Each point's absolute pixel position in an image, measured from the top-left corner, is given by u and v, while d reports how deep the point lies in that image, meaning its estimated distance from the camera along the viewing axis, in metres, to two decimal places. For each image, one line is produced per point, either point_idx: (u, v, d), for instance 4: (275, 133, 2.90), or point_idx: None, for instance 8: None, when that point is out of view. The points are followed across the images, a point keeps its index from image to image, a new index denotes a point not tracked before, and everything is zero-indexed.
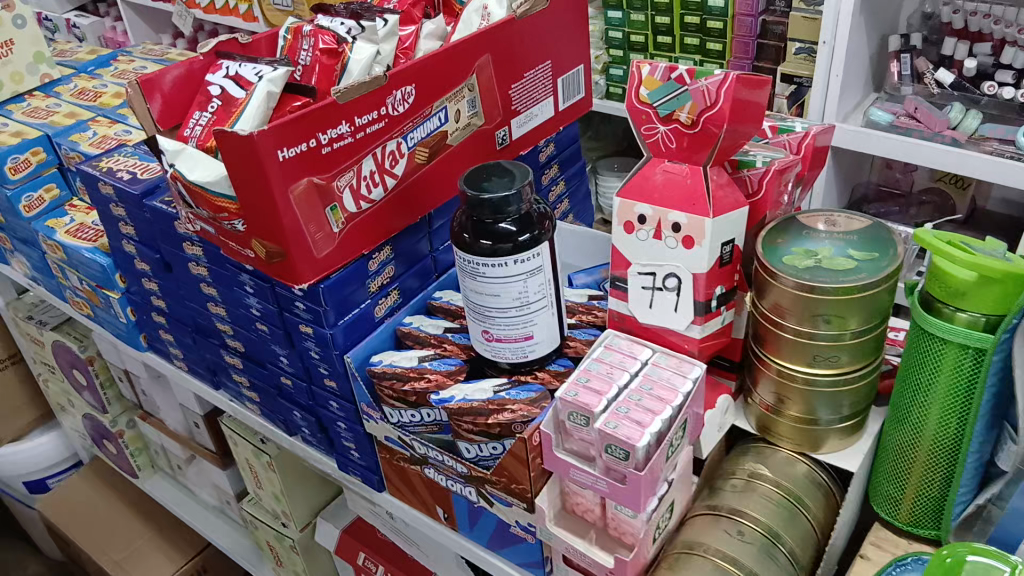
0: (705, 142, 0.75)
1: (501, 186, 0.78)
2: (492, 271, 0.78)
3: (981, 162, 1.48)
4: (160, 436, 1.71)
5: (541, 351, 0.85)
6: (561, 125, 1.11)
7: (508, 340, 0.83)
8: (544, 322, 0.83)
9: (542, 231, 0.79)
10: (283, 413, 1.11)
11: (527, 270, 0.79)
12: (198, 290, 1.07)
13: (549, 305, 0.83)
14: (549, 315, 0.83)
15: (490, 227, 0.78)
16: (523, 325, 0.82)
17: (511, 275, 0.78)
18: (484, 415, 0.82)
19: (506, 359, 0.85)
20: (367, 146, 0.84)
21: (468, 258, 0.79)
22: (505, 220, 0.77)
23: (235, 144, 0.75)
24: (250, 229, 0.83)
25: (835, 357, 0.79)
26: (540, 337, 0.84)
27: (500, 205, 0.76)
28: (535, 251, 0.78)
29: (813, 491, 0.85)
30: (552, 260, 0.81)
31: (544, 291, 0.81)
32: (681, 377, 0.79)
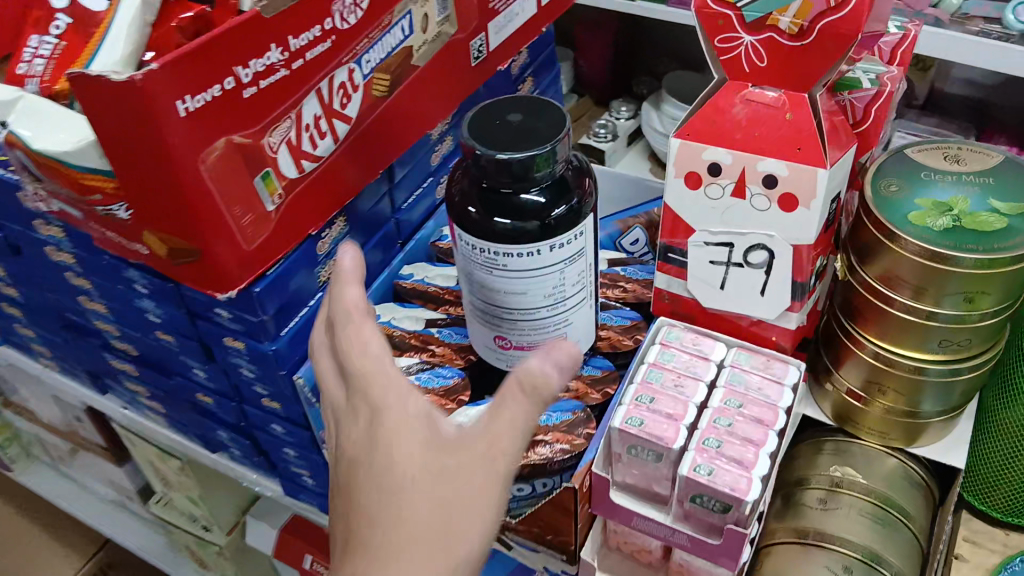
0: (816, 62, 0.53)
1: (527, 139, 0.52)
2: (516, 262, 0.54)
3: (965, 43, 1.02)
4: (33, 426, 1.40)
5: (573, 355, 0.62)
6: (542, 25, 0.85)
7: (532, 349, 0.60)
8: (580, 318, 0.60)
9: (582, 199, 0.55)
10: (200, 430, 0.84)
11: (563, 257, 0.55)
12: (64, 280, 0.78)
13: (588, 297, 0.60)
14: (586, 308, 0.60)
15: (508, 200, 0.53)
16: (555, 329, 0.59)
17: (540, 266, 0.55)
18: None
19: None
20: (310, 80, 0.56)
21: (473, 242, 0.55)
22: (531, 188, 0.53)
23: (104, 94, 0.47)
24: (142, 216, 0.55)
25: (960, 342, 0.61)
26: (575, 340, 0.61)
27: (525, 169, 0.51)
28: (575, 228, 0.54)
29: (909, 492, 0.69)
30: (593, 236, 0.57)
31: (583, 281, 0.58)
32: (774, 385, 0.58)
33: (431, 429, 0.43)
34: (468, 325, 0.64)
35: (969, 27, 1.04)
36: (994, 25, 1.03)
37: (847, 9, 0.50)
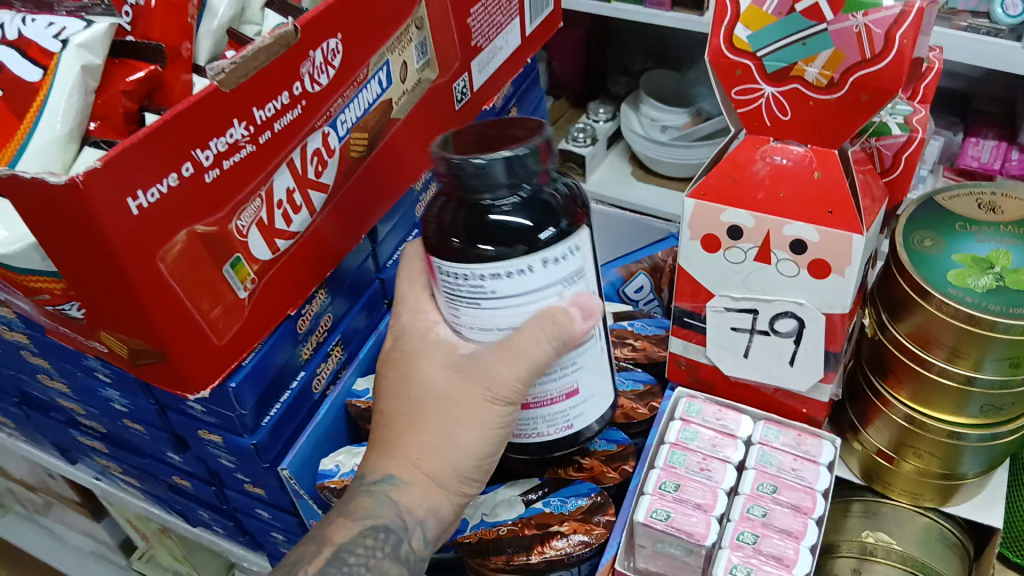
0: (850, 115, 0.47)
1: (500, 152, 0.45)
2: (505, 286, 0.45)
3: (954, 40, 0.95)
4: (5, 481, 1.32)
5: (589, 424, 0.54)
6: (527, 56, 0.79)
7: (539, 407, 0.52)
8: (591, 364, 0.52)
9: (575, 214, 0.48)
10: (180, 508, 0.78)
11: (560, 276, 0.46)
12: (21, 358, 0.71)
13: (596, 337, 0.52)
14: (597, 351, 0.52)
15: (485, 212, 0.46)
16: (563, 376, 0.51)
17: (535, 288, 0.46)
18: (524, 548, 0.54)
19: (536, 441, 0.54)
20: (280, 151, 0.50)
21: (452, 271, 0.46)
22: (513, 205, 0.45)
23: (40, 193, 0.40)
24: (95, 316, 0.48)
25: (1001, 405, 0.56)
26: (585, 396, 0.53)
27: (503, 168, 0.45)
28: (570, 240, 0.46)
29: (944, 556, 0.63)
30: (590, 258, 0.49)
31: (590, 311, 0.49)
32: (810, 464, 0.53)
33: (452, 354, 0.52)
34: None
35: (956, 22, 0.97)
36: (983, 20, 0.96)
37: (888, 58, 0.44)
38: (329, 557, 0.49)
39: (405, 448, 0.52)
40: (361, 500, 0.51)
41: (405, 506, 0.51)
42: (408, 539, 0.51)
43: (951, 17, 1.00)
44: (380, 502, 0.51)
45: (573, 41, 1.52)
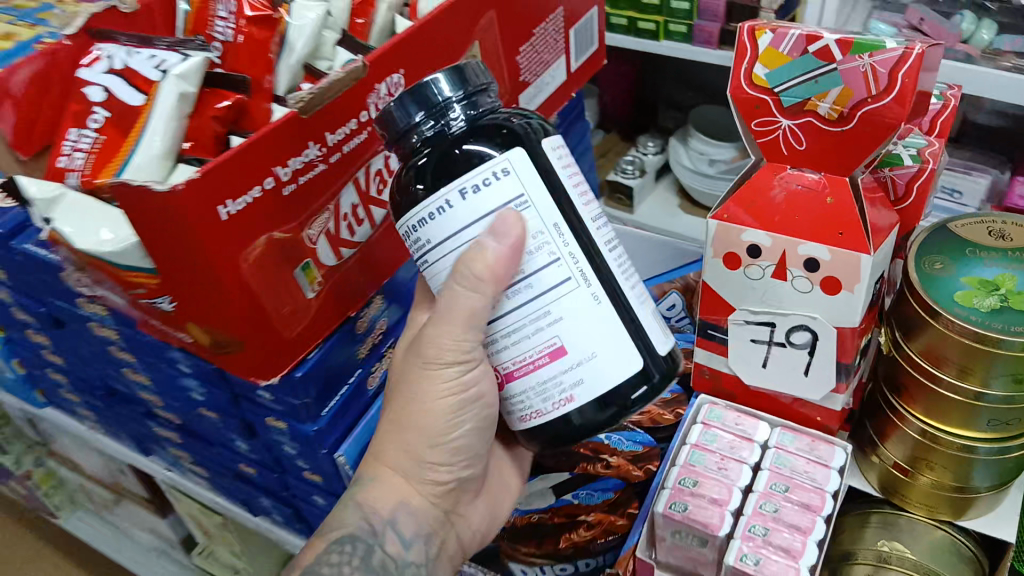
0: (861, 146, 0.52)
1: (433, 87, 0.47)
2: (435, 229, 0.48)
3: (997, 81, 0.98)
4: (78, 476, 1.41)
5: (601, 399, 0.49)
6: (571, 90, 0.86)
7: (527, 376, 0.50)
8: (574, 318, 0.48)
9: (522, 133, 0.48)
10: (244, 496, 0.85)
11: (488, 203, 0.47)
12: (108, 354, 0.79)
13: (579, 284, 0.48)
14: (576, 302, 0.48)
15: (433, 142, 0.48)
16: (536, 334, 0.49)
17: (460, 221, 0.47)
18: (549, 532, 0.68)
19: (551, 422, 0.51)
20: (347, 170, 0.57)
21: (401, 224, 0.50)
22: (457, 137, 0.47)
23: (148, 201, 0.47)
24: (184, 309, 0.55)
25: (1009, 420, 0.59)
26: (581, 357, 0.49)
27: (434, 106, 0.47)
28: (490, 162, 0.46)
29: (959, 568, 0.66)
30: (547, 191, 0.48)
31: (548, 249, 0.48)
32: (821, 468, 0.57)
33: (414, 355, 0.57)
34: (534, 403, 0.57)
35: (1000, 63, 0.99)
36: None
37: (891, 96, 0.49)
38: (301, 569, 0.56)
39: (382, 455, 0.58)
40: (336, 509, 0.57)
41: (367, 509, 0.56)
42: (379, 546, 0.56)
43: (996, 57, 1.02)
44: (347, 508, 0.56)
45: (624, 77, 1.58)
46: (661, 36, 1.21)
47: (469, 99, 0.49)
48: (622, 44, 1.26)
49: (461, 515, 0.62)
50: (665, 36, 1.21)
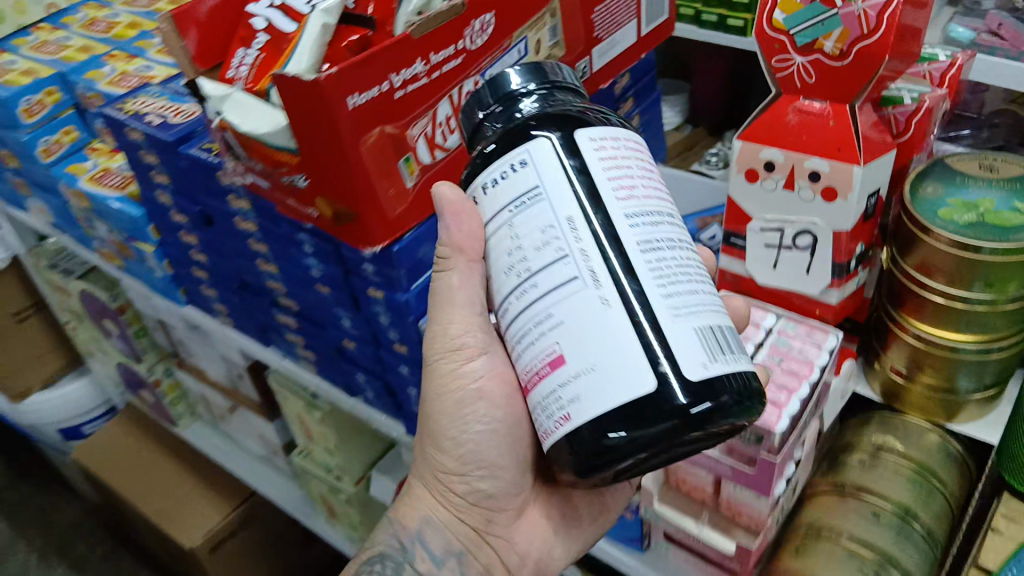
0: (857, 78, 0.63)
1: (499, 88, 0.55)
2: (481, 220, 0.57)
3: None
4: (200, 384, 1.63)
5: (593, 415, 0.49)
6: (642, 51, 0.99)
7: (539, 387, 0.52)
8: (573, 326, 0.50)
9: (572, 123, 0.54)
10: (344, 375, 1.03)
11: (506, 195, 0.54)
12: (245, 246, 0.98)
13: (586, 286, 0.51)
14: (578, 306, 0.50)
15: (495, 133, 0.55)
16: (541, 338, 0.52)
17: (491, 209, 0.55)
18: None
19: (561, 443, 0.51)
20: (445, 88, 0.72)
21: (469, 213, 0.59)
22: (518, 126, 0.54)
23: (297, 90, 0.64)
24: (314, 186, 0.72)
25: (987, 323, 0.69)
26: (579, 367, 0.50)
27: (504, 95, 0.55)
28: (515, 154, 0.53)
29: (946, 463, 0.77)
30: (569, 191, 0.52)
31: (559, 246, 0.52)
32: (813, 348, 0.69)
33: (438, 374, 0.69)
34: None
35: None
36: None
37: (878, 34, 0.61)
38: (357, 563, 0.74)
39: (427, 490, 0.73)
40: (383, 530, 0.75)
41: (402, 528, 0.74)
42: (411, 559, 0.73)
43: None
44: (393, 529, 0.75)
45: (714, 73, 1.68)
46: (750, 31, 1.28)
47: (542, 94, 0.55)
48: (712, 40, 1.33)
49: (498, 536, 0.74)
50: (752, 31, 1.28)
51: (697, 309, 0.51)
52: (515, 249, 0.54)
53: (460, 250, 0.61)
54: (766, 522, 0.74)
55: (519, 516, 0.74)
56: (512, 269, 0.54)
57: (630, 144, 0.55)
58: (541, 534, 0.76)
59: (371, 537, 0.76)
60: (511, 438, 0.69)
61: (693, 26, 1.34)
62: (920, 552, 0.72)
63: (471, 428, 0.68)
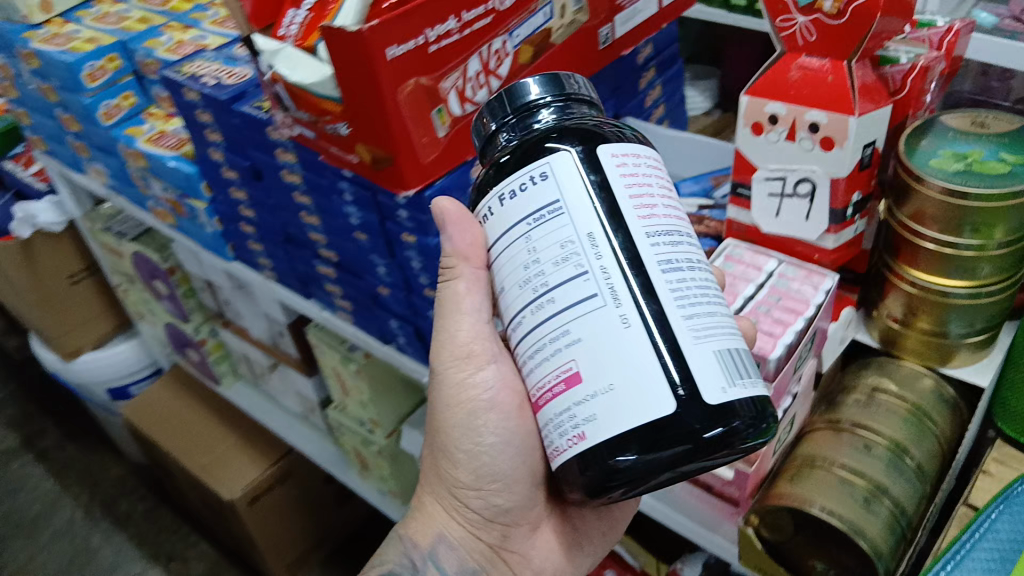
0: (853, 32, 0.68)
1: (513, 101, 0.59)
2: (491, 229, 0.59)
3: None
4: (242, 343, 1.73)
5: (608, 436, 0.52)
6: (664, 21, 1.04)
7: (552, 404, 0.55)
8: (591, 344, 0.53)
9: (593, 139, 0.57)
10: (379, 323, 1.11)
11: (524, 209, 0.56)
12: (291, 199, 1.05)
13: (607, 304, 0.53)
14: (597, 324, 0.53)
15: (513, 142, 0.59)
16: (557, 354, 0.55)
17: (504, 220, 0.58)
18: None
19: (572, 461, 0.54)
20: (475, 44, 0.78)
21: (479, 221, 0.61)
22: (535, 136, 0.58)
23: (342, 42, 0.71)
24: (355, 133, 0.79)
25: (975, 268, 0.74)
26: (597, 386, 0.53)
27: (522, 106, 0.59)
28: (533, 167, 0.56)
29: (939, 405, 0.82)
30: (587, 209, 0.55)
31: (578, 263, 0.54)
32: (809, 289, 0.76)
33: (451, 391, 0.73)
34: None
35: None
36: None
37: None
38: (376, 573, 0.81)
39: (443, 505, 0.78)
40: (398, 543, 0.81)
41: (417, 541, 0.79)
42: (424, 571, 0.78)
43: None
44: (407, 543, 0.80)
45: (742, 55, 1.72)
46: None
47: (559, 106, 0.59)
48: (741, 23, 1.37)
49: (509, 549, 0.78)
50: None
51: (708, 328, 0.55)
52: (532, 264, 0.56)
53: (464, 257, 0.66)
54: (763, 450, 0.79)
55: (534, 531, 0.79)
56: (527, 283, 0.56)
57: (650, 159, 0.59)
58: (555, 549, 0.80)
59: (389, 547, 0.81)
60: (525, 449, 0.73)
61: (724, 10, 1.38)
62: (910, 484, 0.77)
63: (484, 440, 0.72)
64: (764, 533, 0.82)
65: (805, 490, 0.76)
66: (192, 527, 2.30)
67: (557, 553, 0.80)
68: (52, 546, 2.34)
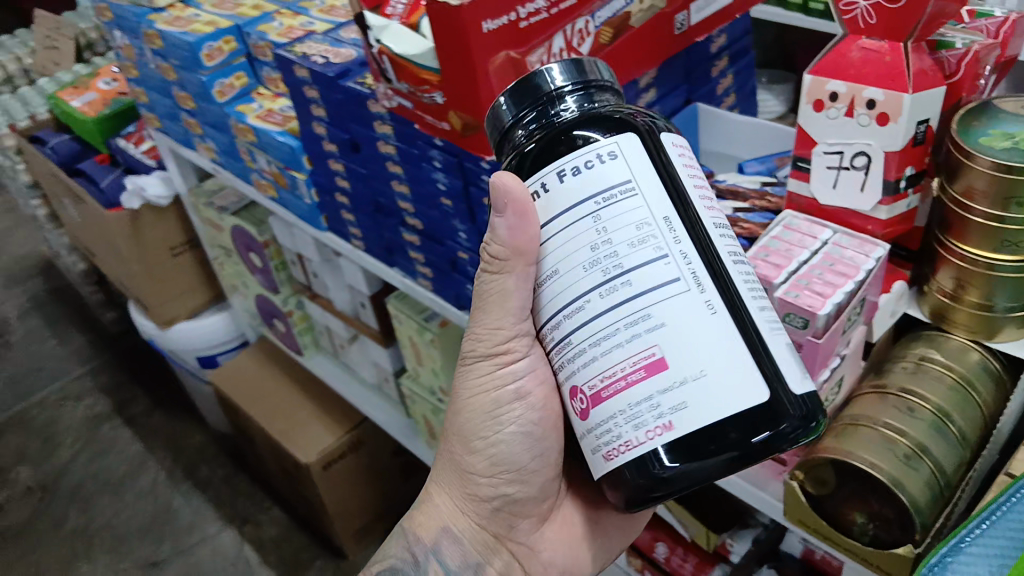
0: (909, 16, 0.74)
1: (529, 93, 0.60)
2: (539, 206, 0.60)
3: None
4: (326, 314, 1.85)
5: (700, 424, 0.55)
6: (739, 11, 1.11)
7: (626, 393, 0.57)
8: (674, 330, 0.56)
9: (635, 128, 0.60)
10: (456, 288, 1.20)
11: (592, 189, 0.58)
12: (383, 168, 1.16)
13: (690, 288, 0.57)
14: (681, 310, 0.57)
15: (538, 135, 0.61)
16: (636, 340, 0.57)
17: (562, 196, 0.59)
18: None
19: (649, 452, 0.57)
20: (560, 23, 0.86)
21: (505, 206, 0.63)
22: (564, 128, 0.60)
23: (443, 16, 0.80)
24: (449, 101, 0.88)
25: (1021, 243, 0.78)
26: (685, 375, 0.56)
27: (549, 94, 0.60)
28: (595, 147, 0.58)
29: (984, 378, 0.86)
30: (656, 191, 0.58)
31: (657, 245, 0.57)
32: (861, 257, 0.81)
33: (475, 377, 0.79)
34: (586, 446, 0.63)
35: None
36: None
37: None
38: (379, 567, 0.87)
39: (448, 500, 0.85)
40: (397, 539, 0.87)
41: (417, 536, 0.86)
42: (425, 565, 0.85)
43: None
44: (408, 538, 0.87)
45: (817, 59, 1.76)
46: None
47: (581, 92, 0.61)
48: (814, 27, 1.42)
49: (516, 538, 0.85)
50: None
51: (765, 312, 0.60)
52: (601, 244, 0.58)
53: (518, 253, 0.64)
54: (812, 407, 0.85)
55: (542, 523, 0.85)
56: (597, 264, 0.58)
57: (685, 143, 0.63)
58: (565, 540, 0.86)
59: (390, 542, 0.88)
60: (542, 443, 0.79)
61: (800, 14, 1.43)
62: (951, 447, 0.82)
63: (502, 429, 0.78)
64: (810, 489, 0.86)
65: (849, 442, 0.81)
66: (266, 495, 2.44)
67: (565, 547, 0.86)
68: (138, 504, 2.50)
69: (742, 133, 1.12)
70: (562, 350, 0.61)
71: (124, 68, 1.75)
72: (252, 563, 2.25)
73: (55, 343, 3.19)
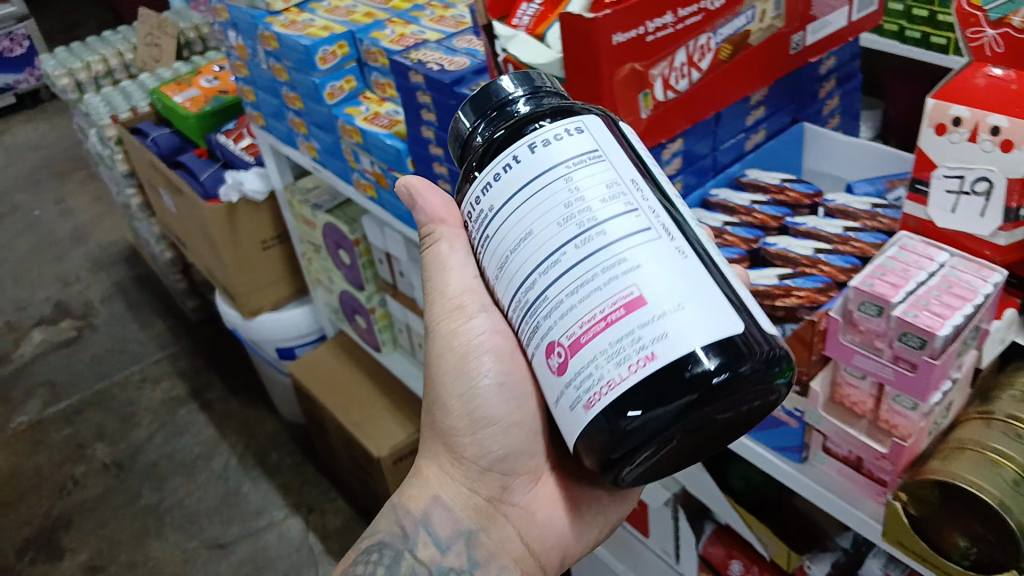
0: None
1: (485, 103, 0.68)
2: (506, 181, 0.63)
3: None
4: (407, 312, 1.91)
5: (682, 351, 0.56)
6: (852, 34, 1.12)
7: (606, 334, 0.58)
8: (648, 270, 0.59)
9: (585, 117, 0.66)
10: None
11: (561, 155, 0.62)
12: None
13: (662, 236, 0.61)
14: (652, 254, 0.60)
15: (497, 130, 0.66)
16: (614, 282, 0.59)
17: (532, 165, 0.63)
18: (830, 242, 0.96)
19: (634, 386, 0.57)
20: (684, 38, 0.89)
21: (473, 192, 0.66)
22: (521, 118, 0.66)
23: (575, 27, 0.83)
24: None
25: None
26: (662, 309, 0.58)
27: (500, 102, 0.67)
28: (558, 123, 0.64)
29: None
30: (618, 162, 0.64)
31: (629, 200, 0.62)
32: (979, 281, 0.81)
33: (444, 338, 0.81)
34: (558, 415, 0.62)
35: None
36: None
37: None
38: (364, 545, 0.88)
39: (430, 468, 0.87)
40: (385, 516, 0.90)
41: (404, 512, 0.89)
42: (410, 539, 0.87)
43: None
44: (394, 515, 0.89)
45: None
46: (951, 50, 1.36)
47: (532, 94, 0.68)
48: (909, 54, 1.42)
49: (511, 504, 0.85)
50: (953, 52, 1.36)
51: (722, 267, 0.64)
52: (574, 201, 0.61)
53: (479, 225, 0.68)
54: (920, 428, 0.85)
55: (535, 482, 0.85)
56: (572, 218, 0.61)
57: (628, 132, 0.70)
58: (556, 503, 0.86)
59: (377, 520, 0.90)
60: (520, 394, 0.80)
61: (896, 41, 1.43)
62: None
63: (479, 382, 0.80)
64: (911, 509, 0.87)
65: (954, 466, 0.81)
66: (333, 485, 2.50)
67: (558, 507, 0.86)
68: (209, 486, 2.59)
69: (848, 154, 1.11)
70: (533, 312, 0.62)
71: (234, 66, 1.84)
72: (317, 551, 2.32)
73: (137, 327, 3.32)
